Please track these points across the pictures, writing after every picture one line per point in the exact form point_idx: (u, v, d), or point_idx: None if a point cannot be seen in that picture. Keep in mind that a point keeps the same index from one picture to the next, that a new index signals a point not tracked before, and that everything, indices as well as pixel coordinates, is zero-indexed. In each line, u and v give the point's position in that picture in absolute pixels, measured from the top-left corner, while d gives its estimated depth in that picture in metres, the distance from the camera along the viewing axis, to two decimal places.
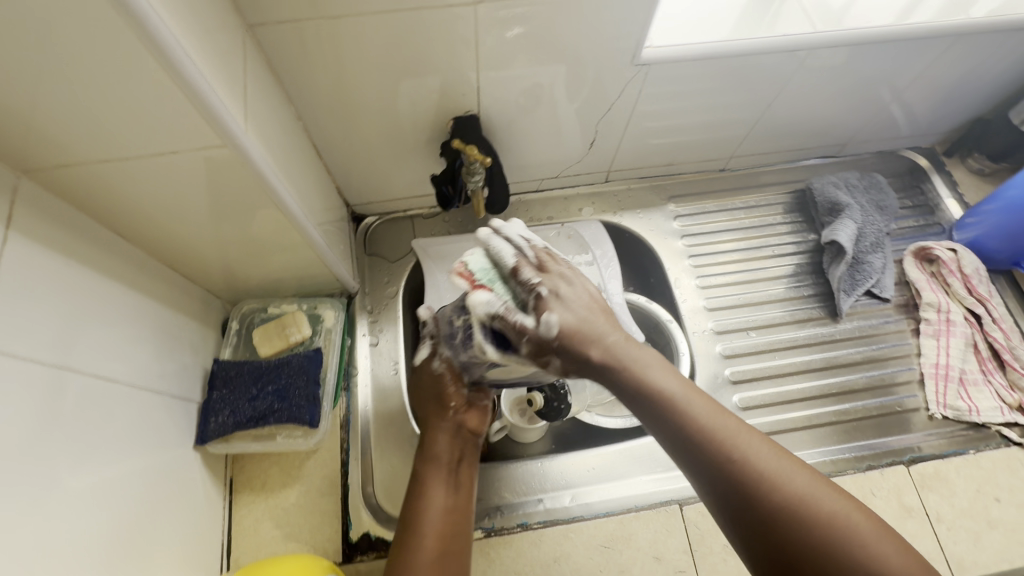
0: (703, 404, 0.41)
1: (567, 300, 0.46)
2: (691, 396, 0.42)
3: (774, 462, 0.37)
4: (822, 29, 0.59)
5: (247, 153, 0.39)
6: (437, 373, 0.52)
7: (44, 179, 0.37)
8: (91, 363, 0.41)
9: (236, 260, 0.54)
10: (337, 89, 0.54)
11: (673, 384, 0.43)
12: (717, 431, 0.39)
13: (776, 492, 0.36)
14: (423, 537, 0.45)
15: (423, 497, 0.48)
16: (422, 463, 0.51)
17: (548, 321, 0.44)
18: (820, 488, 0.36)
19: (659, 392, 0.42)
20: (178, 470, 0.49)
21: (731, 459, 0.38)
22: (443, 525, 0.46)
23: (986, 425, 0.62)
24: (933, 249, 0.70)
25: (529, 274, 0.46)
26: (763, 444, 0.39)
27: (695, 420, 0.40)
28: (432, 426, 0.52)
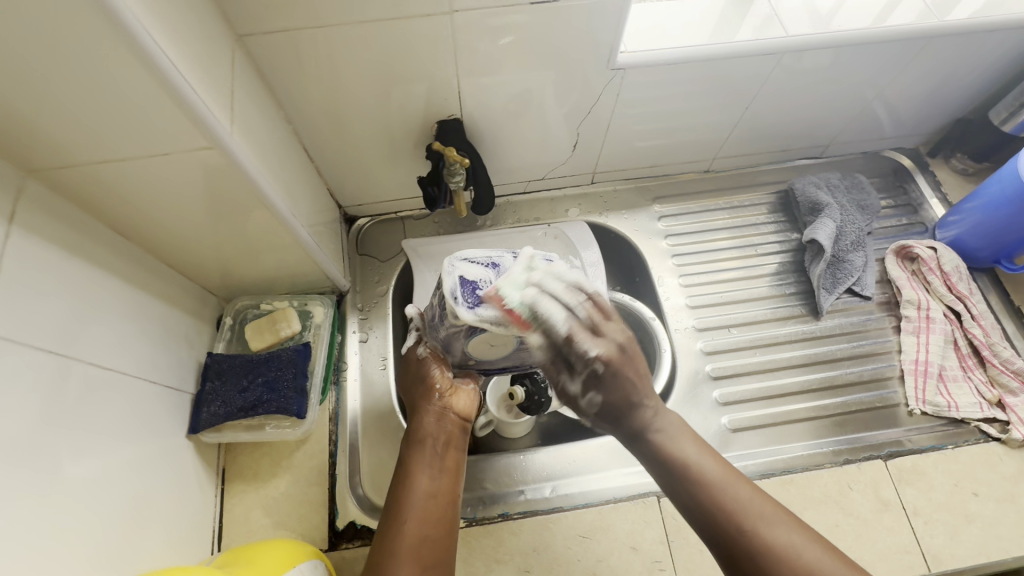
0: (719, 473, 0.45)
1: (614, 369, 0.49)
2: (705, 462, 0.46)
3: (783, 529, 0.42)
4: (795, 33, 0.61)
5: (235, 155, 0.42)
6: (421, 360, 0.54)
7: (49, 179, 0.40)
8: (89, 353, 0.44)
9: (230, 259, 0.57)
10: (327, 96, 0.56)
11: (691, 449, 0.47)
12: (730, 499, 0.44)
13: (782, 557, 0.40)
14: (403, 523, 0.45)
15: (406, 482, 0.48)
16: (407, 448, 0.51)
17: (592, 398, 0.51)
18: (819, 557, 0.40)
19: (677, 460, 0.47)
20: (172, 458, 0.51)
21: (741, 528, 0.42)
22: (423, 512, 0.46)
23: (966, 420, 0.63)
24: (913, 247, 0.71)
25: (583, 346, 0.48)
26: (774, 510, 0.43)
27: (714, 489, 0.45)
28: (418, 410, 0.52)
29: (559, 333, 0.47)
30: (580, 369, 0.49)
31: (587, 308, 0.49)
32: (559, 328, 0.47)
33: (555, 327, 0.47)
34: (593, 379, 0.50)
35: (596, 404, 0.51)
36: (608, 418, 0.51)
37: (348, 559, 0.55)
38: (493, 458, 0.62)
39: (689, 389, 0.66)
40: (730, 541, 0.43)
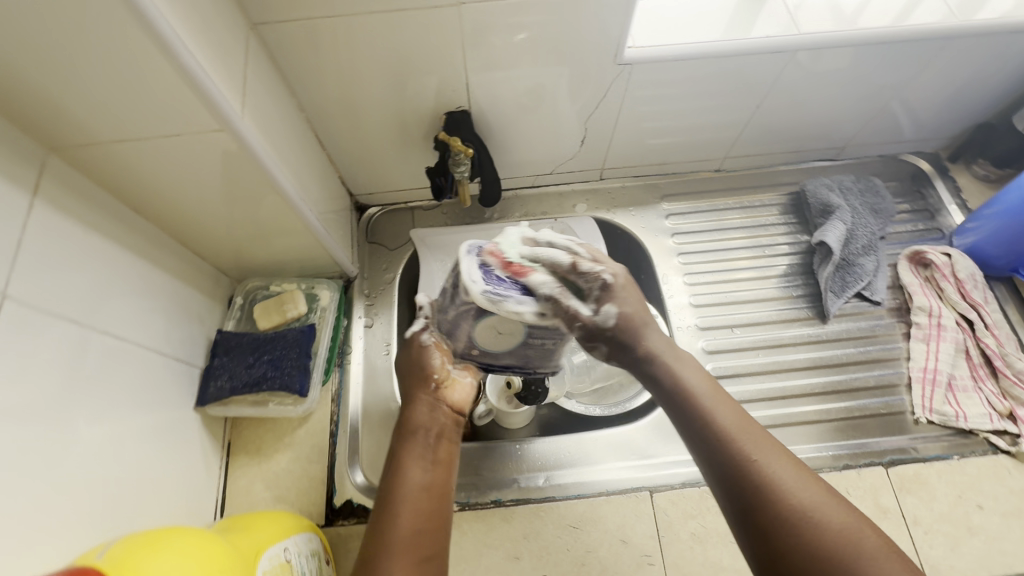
0: (733, 412, 0.42)
1: (625, 289, 0.48)
2: (718, 399, 0.43)
3: (791, 472, 0.37)
4: (806, 31, 0.60)
5: (246, 138, 0.44)
6: (424, 347, 0.52)
7: (71, 157, 0.42)
8: (106, 324, 0.46)
9: (242, 241, 0.59)
10: (339, 85, 0.58)
11: (701, 384, 0.45)
12: (738, 435, 0.40)
13: (784, 499, 0.36)
14: (397, 518, 0.41)
15: (398, 472, 0.45)
16: (398, 439, 0.48)
17: (607, 310, 0.46)
18: (830, 503, 0.35)
19: (689, 392, 0.44)
20: (180, 429, 0.53)
21: (746, 460, 0.39)
22: (418, 503, 0.43)
23: (974, 431, 0.62)
24: (927, 253, 0.70)
25: (588, 266, 0.45)
26: (783, 453, 0.39)
27: (721, 421, 0.41)
28: (413, 401, 0.50)
29: (562, 263, 0.45)
30: (589, 291, 0.46)
31: (581, 246, 0.48)
32: (561, 262, 0.45)
33: (557, 261, 0.45)
34: (605, 294, 0.46)
35: (613, 318, 0.46)
36: (623, 343, 0.47)
37: (343, 535, 0.56)
38: (489, 446, 0.63)
39: None
40: (731, 477, 0.39)
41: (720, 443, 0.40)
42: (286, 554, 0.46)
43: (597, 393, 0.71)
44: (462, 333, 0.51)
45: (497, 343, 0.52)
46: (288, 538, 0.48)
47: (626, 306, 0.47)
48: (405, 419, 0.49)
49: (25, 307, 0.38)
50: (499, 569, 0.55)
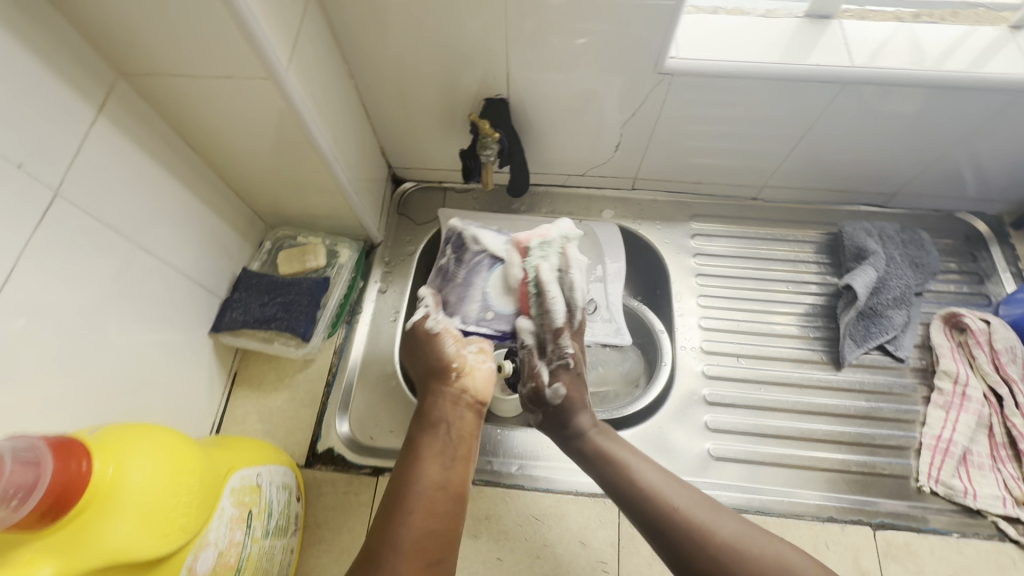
0: (659, 474, 0.49)
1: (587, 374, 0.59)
2: (643, 464, 0.50)
3: (719, 516, 0.45)
4: (861, 64, 0.58)
5: (290, 91, 0.47)
6: (428, 333, 0.56)
7: (137, 83, 0.47)
8: (146, 241, 0.51)
9: (279, 190, 0.63)
10: (390, 60, 0.61)
11: (625, 452, 0.51)
12: (669, 495, 0.47)
13: (718, 540, 0.43)
14: (400, 511, 0.42)
15: (411, 467, 0.46)
16: (416, 432, 0.49)
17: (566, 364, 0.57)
18: (745, 533, 0.43)
19: (618, 465, 0.50)
20: (192, 350, 0.58)
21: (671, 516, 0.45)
22: (424, 502, 0.43)
23: (982, 512, 0.57)
24: (963, 316, 0.66)
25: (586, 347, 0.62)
26: (713, 505, 0.46)
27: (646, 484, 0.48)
28: (431, 392, 0.52)
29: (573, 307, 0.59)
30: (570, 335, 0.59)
31: None
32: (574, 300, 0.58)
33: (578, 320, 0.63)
34: (564, 370, 0.56)
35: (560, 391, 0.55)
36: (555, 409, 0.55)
37: (318, 479, 0.59)
38: None
39: (680, 408, 0.65)
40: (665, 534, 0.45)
41: (655, 507, 0.46)
42: (258, 478, 0.48)
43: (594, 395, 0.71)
44: (476, 291, 0.60)
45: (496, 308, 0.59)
46: (265, 466, 0.50)
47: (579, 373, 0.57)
48: (423, 411, 0.51)
49: (76, 208, 0.43)
50: None
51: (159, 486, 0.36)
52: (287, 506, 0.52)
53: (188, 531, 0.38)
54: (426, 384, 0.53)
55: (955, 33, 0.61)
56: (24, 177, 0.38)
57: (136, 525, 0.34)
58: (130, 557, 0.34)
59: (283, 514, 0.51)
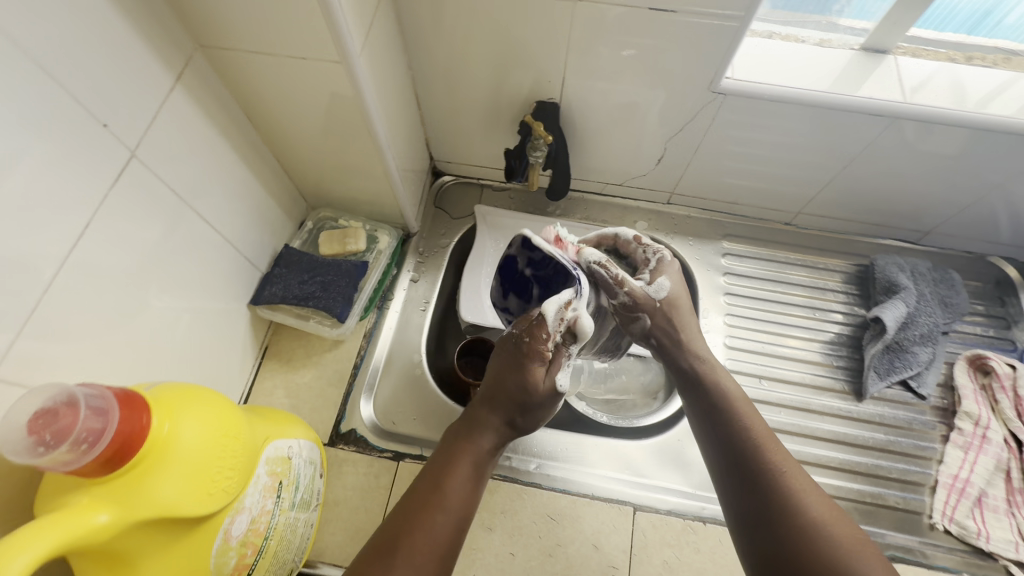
0: (766, 430, 0.47)
1: (676, 272, 0.57)
2: (756, 417, 0.49)
3: (805, 486, 0.42)
4: (913, 100, 0.58)
5: (358, 77, 0.48)
6: (564, 394, 0.49)
7: (212, 57, 0.48)
8: (202, 209, 0.52)
9: (327, 171, 0.64)
10: (448, 58, 0.62)
11: (736, 388, 0.51)
12: (770, 449, 0.45)
13: (797, 500, 0.41)
14: (444, 515, 0.41)
15: (461, 483, 0.43)
16: (483, 448, 0.46)
17: (659, 282, 0.55)
18: (818, 501, 0.41)
19: (732, 408, 0.50)
20: (231, 320, 0.59)
21: (754, 461, 0.45)
22: (464, 520, 0.42)
23: (994, 555, 0.58)
24: (989, 359, 0.66)
25: (649, 244, 0.58)
26: (802, 472, 0.44)
27: (739, 425, 0.48)
28: (506, 421, 0.47)
29: (625, 238, 0.58)
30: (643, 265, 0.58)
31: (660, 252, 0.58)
32: (624, 235, 0.58)
33: (622, 232, 0.58)
34: (657, 306, 0.55)
35: (665, 290, 0.55)
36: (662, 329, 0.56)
37: (340, 458, 0.60)
38: None
39: None
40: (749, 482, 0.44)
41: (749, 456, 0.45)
42: (289, 450, 0.49)
43: (617, 405, 0.68)
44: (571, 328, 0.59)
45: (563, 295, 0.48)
46: (296, 439, 0.51)
47: (673, 283, 0.56)
48: (493, 431, 0.46)
49: (147, 171, 0.44)
50: (471, 534, 0.57)
51: (209, 446, 0.37)
52: (312, 481, 0.53)
53: (229, 493, 0.39)
54: (509, 414, 0.47)
55: (1002, 79, 0.61)
56: (107, 136, 0.40)
57: (186, 482, 0.35)
58: (178, 512, 0.35)
59: (307, 488, 0.52)
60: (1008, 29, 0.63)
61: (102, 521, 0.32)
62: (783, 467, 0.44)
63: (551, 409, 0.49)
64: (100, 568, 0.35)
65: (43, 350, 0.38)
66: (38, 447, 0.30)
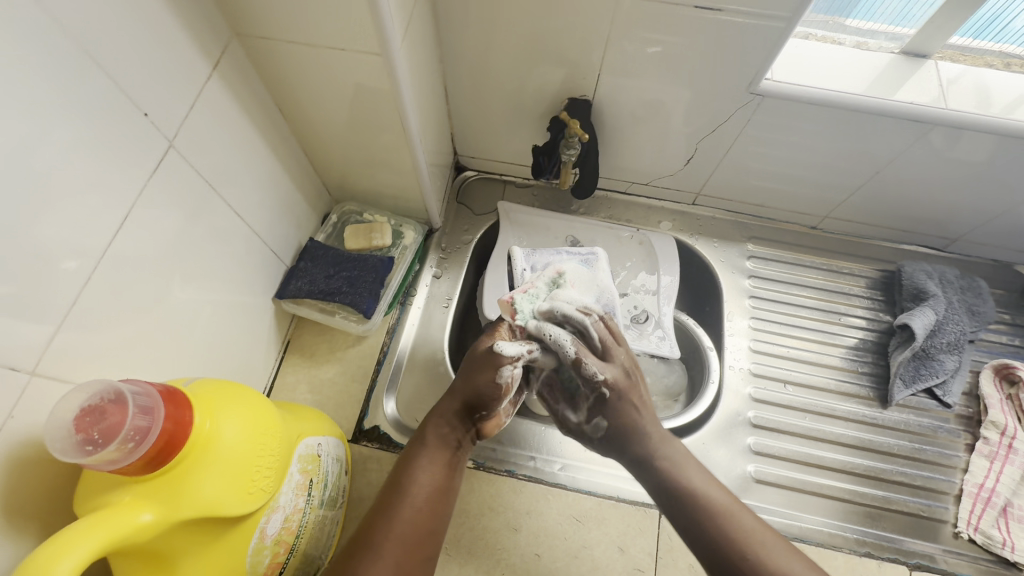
0: (721, 497, 0.48)
1: (624, 404, 0.52)
2: (709, 488, 0.49)
3: (778, 550, 0.45)
4: (956, 106, 0.57)
5: (396, 70, 0.47)
6: (504, 366, 0.50)
7: (248, 45, 0.47)
8: (232, 201, 0.51)
9: (354, 165, 0.63)
10: (481, 54, 0.61)
11: (695, 478, 0.50)
12: (738, 527, 0.46)
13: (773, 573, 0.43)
14: (405, 506, 0.44)
15: (418, 473, 0.46)
16: (433, 435, 0.49)
17: (596, 424, 0.54)
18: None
19: (688, 488, 0.49)
20: (256, 313, 0.59)
21: (756, 562, 0.44)
22: (429, 503, 0.45)
23: (1019, 565, 0.58)
24: (1017, 369, 0.66)
25: (590, 369, 0.51)
26: (769, 535, 0.46)
27: (720, 523, 0.47)
28: (454, 402, 0.51)
29: (567, 355, 0.51)
30: (584, 395, 0.54)
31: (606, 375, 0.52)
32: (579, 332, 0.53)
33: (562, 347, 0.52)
34: (601, 402, 0.53)
35: (601, 431, 0.53)
36: (614, 448, 0.53)
37: (364, 455, 0.60)
38: (516, 420, 0.64)
39: (724, 427, 0.66)
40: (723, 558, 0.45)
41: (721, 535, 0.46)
42: (319, 448, 0.48)
43: None
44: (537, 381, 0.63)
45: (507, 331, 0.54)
46: (324, 436, 0.50)
47: (612, 425, 0.53)
48: (442, 416, 0.50)
49: (182, 162, 0.43)
50: (496, 534, 0.57)
51: (250, 444, 0.37)
52: (338, 478, 0.52)
53: (267, 492, 0.38)
54: (455, 396, 0.51)
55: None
56: (145, 124, 0.39)
57: (227, 481, 0.35)
58: (220, 511, 0.34)
59: (334, 486, 0.51)
60: (1012, 34, 0.62)
61: (147, 520, 0.32)
62: (755, 541, 0.45)
63: (493, 383, 0.50)
64: (142, 564, 0.35)
65: (81, 342, 0.37)
66: (86, 446, 0.30)
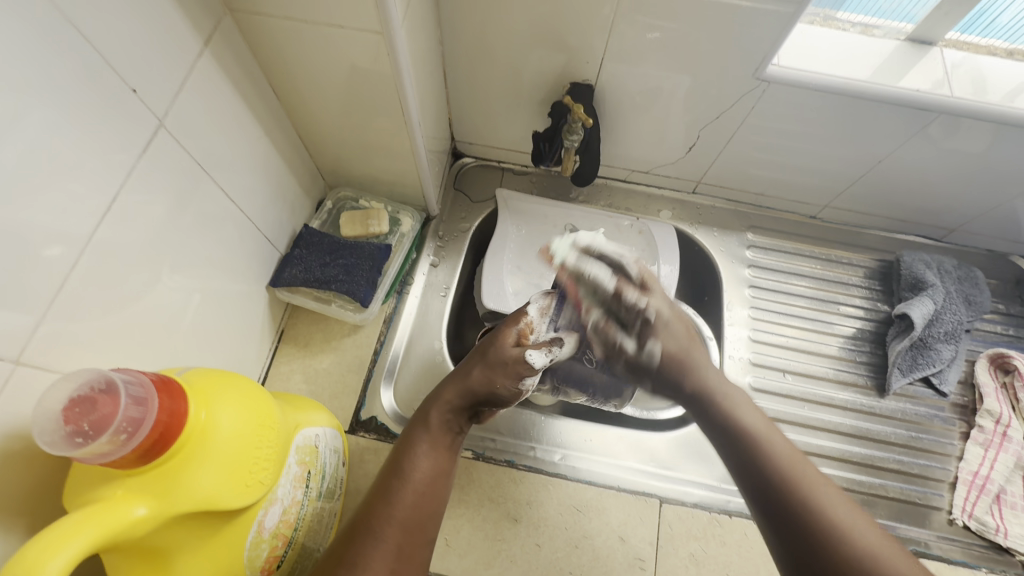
0: (782, 442, 0.47)
1: (670, 328, 0.56)
2: (772, 433, 0.48)
3: (834, 498, 0.42)
4: (960, 95, 0.56)
5: (397, 49, 0.46)
6: (528, 378, 0.48)
7: (241, 21, 0.45)
8: (225, 186, 0.49)
9: (350, 150, 0.61)
10: (481, 36, 0.59)
11: (756, 420, 0.49)
12: (792, 470, 0.44)
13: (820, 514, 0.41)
14: (406, 491, 0.42)
15: (415, 460, 0.44)
16: (437, 420, 0.47)
17: (652, 347, 0.56)
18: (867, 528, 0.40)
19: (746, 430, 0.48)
20: (249, 302, 0.57)
21: (808, 506, 0.42)
22: (431, 488, 0.43)
23: (1011, 551, 0.58)
24: (1012, 358, 0.66)
25: (631, 296, 0.56)
26: (828, 483, 0.44)
27: (776, 465, 0.45)
28: (460, 389, 0.48)
29: (607, 291, 0.56)
30: (630, 324, 0.57)
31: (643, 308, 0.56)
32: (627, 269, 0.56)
33: (602, 286, 0.56)
34: (648, 326, 0.56)
35: (656, 357, 0.55)
36: (669, 378, 0.55)
37: (361, 446, 0.59)
38: (516, 410, 0.64)
39: None
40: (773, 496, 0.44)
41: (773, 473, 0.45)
42: (317, 439, 0.47)
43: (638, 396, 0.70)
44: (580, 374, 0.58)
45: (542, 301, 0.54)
46: (321, 427, 0.49)
47: (667, 346, 0.55)
48: (447, 401, 0.48)
49: (173, 143, 0.42)
50: (496, 524, 0.56)
51: (248, 436, 0.35)
52: (336, 470, 0.51)
53: (265, 485, 0.37)
54: (464, 385, 0.48)
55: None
56: (134, 102, 0.37)
57: (225, 473, 0.34)
58: (217, 504, 0.33)
59: (332, 478, 0.50)
60: (1000, 28, 0.61)
61: (141, 514, 0.31)
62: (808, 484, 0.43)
63: (512, 389, 0.48)
64: (135, 559, 0.33)
65: (67, 330, 0.36)
66: (76, 438, 0.28)
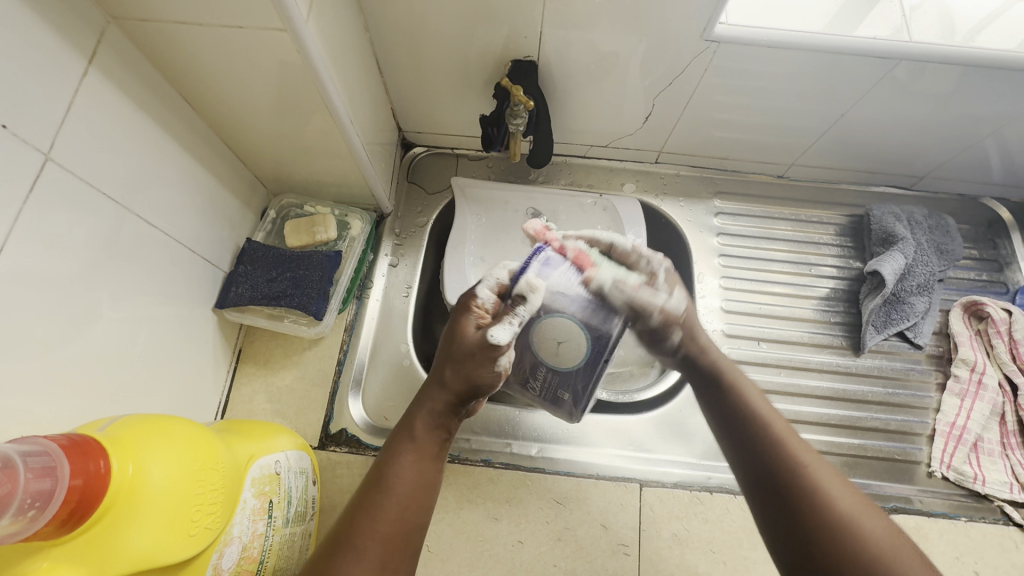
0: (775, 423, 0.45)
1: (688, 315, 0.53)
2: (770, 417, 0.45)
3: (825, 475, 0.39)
4: (920, 39, 0.53)
5: (307, 46, 0.42)
6: (502, 357, 0.43)
7: (130, 31, 0.41)
8: (145, 210, 0.46)
9: (285, 155, 0.58)
10: (410, 20, 0.55)
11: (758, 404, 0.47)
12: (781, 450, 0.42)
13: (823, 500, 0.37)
14: (389, 501, 0.39)
15: (395, 467, 0.41)
16: (422, 429, 0.43)
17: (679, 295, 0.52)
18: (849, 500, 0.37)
19: (744, 413, 0.46)
20: (195, 327, 0.54)
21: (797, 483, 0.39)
22: (415, 500, 0.40)
23: (989, 497, 0.59)
24: (985, 305, 0.66)
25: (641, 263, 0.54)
26: (826, 469, 0.40)
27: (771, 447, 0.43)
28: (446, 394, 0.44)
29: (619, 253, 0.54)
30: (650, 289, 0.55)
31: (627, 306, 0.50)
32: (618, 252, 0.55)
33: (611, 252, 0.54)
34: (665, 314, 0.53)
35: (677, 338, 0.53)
36: (690, 359, 0.53)
37: (333, 461, 0.57)
38: (489, 407, 0.63)
39: None
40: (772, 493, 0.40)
41: (768, 471, 0.41)
42: (277, 466, 0.45)
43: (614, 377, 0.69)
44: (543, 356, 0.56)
45: (498, 273, 0.49)
46: (282, 452, 0.47)
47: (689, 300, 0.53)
48: (433, 406, 0.44)
49: (67, 174, 0.38)
50: (476, 526, 0.55)
51: (180, 488, 0.33)
52: (306, 491, 0.49)
53: (212, 531, 0.35)
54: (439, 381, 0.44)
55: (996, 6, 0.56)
56: (7, 138, 0.34)
57: (160, 529, 0.32)
58: (156, 562, 0.32)
59: (302, 500, 0.48)
60: None
61: None
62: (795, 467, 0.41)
63: (494, 375, 0.44)
64: None
65: None
66: None
